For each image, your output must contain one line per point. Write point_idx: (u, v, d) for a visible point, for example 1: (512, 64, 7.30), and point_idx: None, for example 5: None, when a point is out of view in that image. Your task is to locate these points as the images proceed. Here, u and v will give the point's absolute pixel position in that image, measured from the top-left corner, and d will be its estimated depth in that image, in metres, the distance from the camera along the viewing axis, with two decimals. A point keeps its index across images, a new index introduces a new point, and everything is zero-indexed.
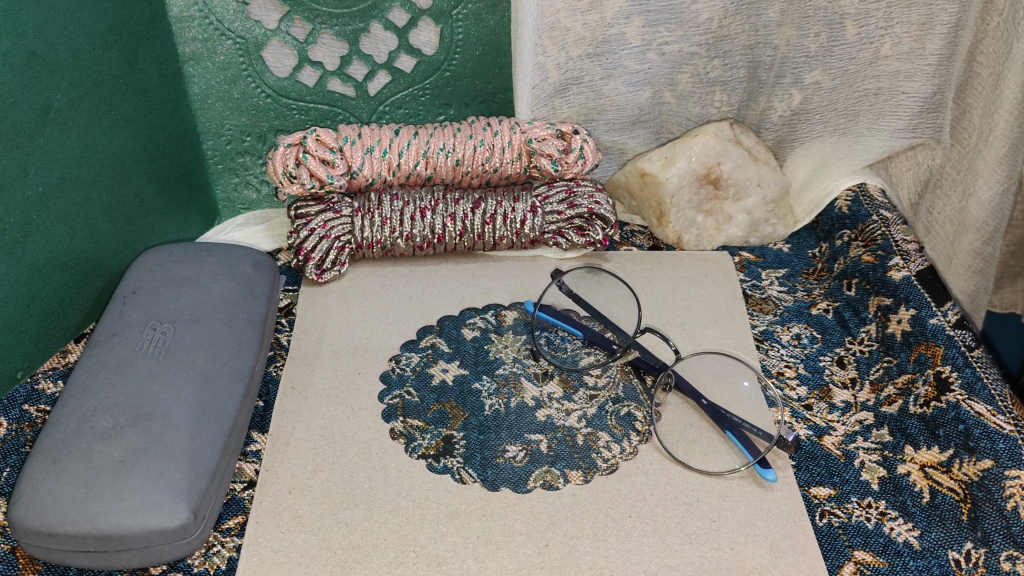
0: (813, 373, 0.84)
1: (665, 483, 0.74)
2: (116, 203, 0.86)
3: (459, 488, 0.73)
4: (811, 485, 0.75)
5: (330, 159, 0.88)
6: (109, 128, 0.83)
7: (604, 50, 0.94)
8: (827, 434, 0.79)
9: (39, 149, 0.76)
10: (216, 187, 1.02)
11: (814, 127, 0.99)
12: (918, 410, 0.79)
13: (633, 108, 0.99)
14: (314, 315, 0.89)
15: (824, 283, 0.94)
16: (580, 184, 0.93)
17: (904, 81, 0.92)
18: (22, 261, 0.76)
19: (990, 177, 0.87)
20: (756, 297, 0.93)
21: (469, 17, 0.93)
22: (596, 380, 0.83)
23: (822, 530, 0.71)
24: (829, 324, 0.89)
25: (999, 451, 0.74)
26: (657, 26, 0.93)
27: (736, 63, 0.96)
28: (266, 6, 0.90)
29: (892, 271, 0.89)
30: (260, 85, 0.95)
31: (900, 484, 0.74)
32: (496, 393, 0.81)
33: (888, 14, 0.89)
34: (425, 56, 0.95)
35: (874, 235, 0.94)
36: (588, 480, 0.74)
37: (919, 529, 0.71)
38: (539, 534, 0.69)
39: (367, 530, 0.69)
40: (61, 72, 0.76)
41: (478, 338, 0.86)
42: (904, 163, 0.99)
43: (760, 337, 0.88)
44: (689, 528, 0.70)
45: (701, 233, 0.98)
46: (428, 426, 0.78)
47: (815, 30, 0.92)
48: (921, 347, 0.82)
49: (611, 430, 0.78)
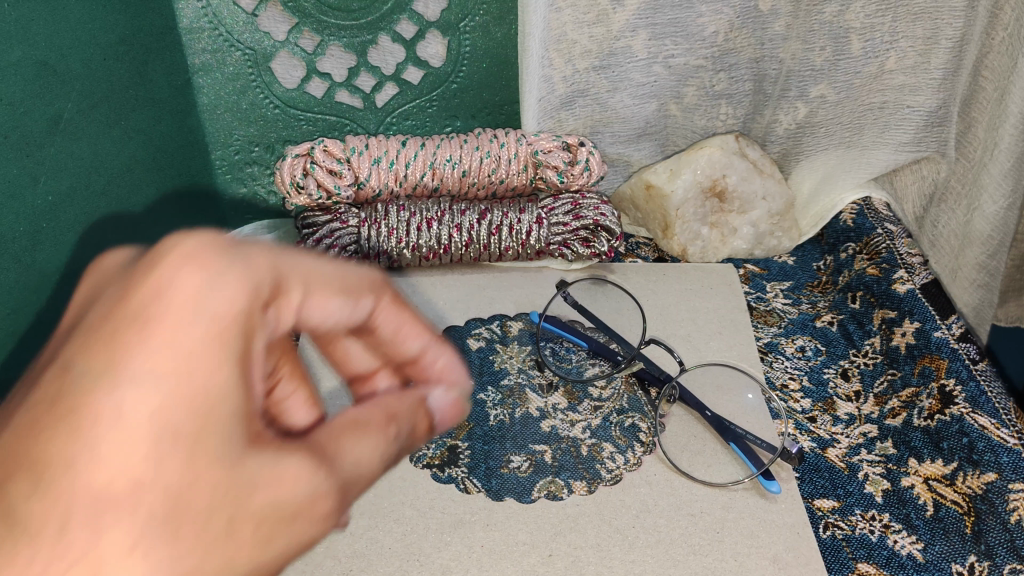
0: (817, 386, 0.85)
1: (670, 494, 0.74)
2: (126, 212, 0.87)
3: (463, 498, 0.73)
4: (814, 497, 0.75)
5: (338, 169, 0.90)
6: (119, 137, 0.84)
7: (610, 63, 0.95)
8: (830, 447, 0.79)
9: (50, 159, 0.75)
10: (224, 197, 1.04)
11: (820, 141, 1.00)
12: (922, 423, 0.79)
13: (639, 121, 1.00)
14: None
15: (829, 295, 0.95)
16: (585, 197, 0.93)
17: (910, 95, 0.93)
18: (33, 269, 0.76)
19: (995, 192, 0.88)
20: (761, 309, 0.93)
21: (476, 29, 0.93)
22: (601, 392, 0.83)
23: (826, 543, 0.71)
24: (833, 337, 0.90)
25: (1003, 464, 0.73)
26: (664, 39, 0.93)
27: (741, 76, 0.97)
28: (275, 18, 0.91)
29: (895, 283, 0.89)
30: (269, 96, 0.96)
31: (904, 496, 0.74)
32: (501, 404, 0.81)
33: (893, 28, 0.89)
34: (433, 68, 0.96)
35: (879, 248, 0.94)
36: (592, 491, 0.73)
37: (923, 542, 0.71)
38: (543, 544, 0.69)
39: (371, 539, 0.69)
40: (71, 82, 0.76)
41: (483, 348, 0.86)
42: (909, 177, 0.98)
43: (763, 350, 0.89)
44: (693, 540, 0.70)
45: (706, 245, 0.99)
46: (433, 436, 0.78)
47: (821, 44, 0.92)
48: (926, 360, 0.82)
49: (616, 441, 0.78)
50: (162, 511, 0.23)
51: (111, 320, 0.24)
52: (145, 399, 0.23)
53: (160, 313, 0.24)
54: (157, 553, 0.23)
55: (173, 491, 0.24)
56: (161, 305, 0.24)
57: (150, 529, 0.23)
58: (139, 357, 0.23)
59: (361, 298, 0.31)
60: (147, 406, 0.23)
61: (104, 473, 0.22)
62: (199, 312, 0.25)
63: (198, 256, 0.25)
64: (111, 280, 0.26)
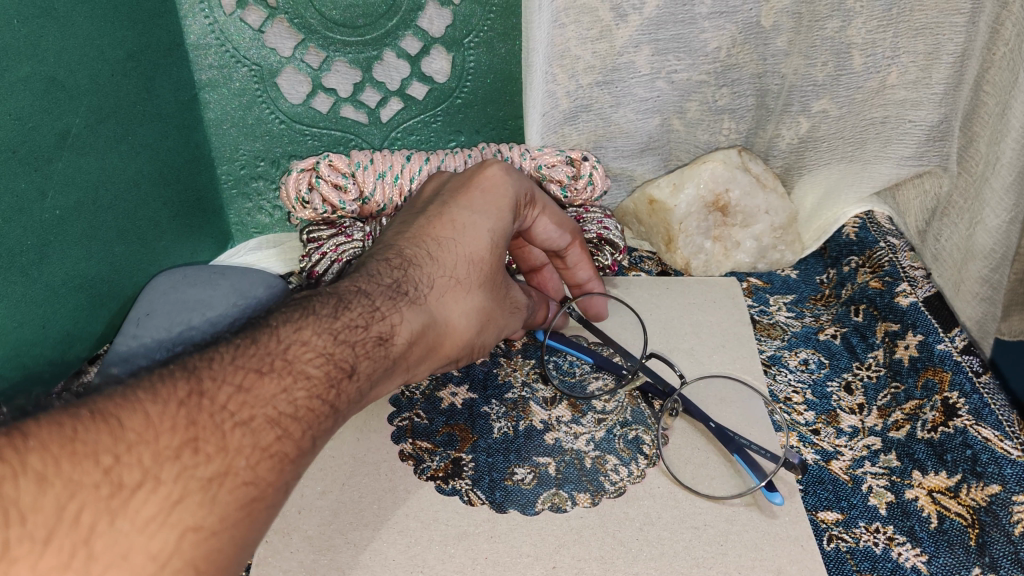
0: (820, 399, 0.85)
1: (673, 506, 0.74)
2: (131, 226, 0.87)
3: (467, 510, 0.73)
4: (818, 509, 0.75)
5: (342, 184, 0.91)
6: (126, 153, 0.84)
7: (613, 78, 0.95)
8: (834, 459, 0.79)
9: (58, 173, 0.75)
10: (229, 211, 1.05)
11: (822, 156, 1.00)
12: (926, 435, 0.79)
13: (642, 135, 1.01)
14: None
15: (831, 308, 0.95)
16: (590, 210, 0.95)
17: (911, 109, 0.93)
18: (39, 283, 0.76)
19: (998, 206, 0.87)
20: (763, 322, 0.94)
21: (481, 45, 0.94)
22: (604, 405, 0.83)
23: (830, 555, 0.71)
24: (836, 349, 0.90)
25: (1007, 476, 0.74)
26: (667, 54, 0.94)
27: (744, 91, 0.98)
28: (281, 35, 0.92)
29: (900, 296, 0.90)
30: (275, 111, 0.97)
31: (908, 509, 0.74)
32: (505, 416, 0.82)
33: (894, 43, 0.90)
34: (437, 84, 0.97)
35: (881, 261, 0.95)
36: (595, 504, 0.73)
37: (927, 554, 0.70)
38: (546, 556, 0.69)
39: (375, 550, 0.69)
40: (80, 97, 0.76)
41: (488, 362, 0.87)
42: (911, 191, 0.99)
43: (766, 362, 0.89)
44: (697, 552, 0.70)
45: (709, 259, 1.00)
46: (437, 449, 0.78)
47: (823, 59, 0.92)
48: (929, 372, 0.83)
49: (619, 453, 0.78)
50: (487, 272, 0.69)
51: (473, 190, 0.72)
52: (491, 228, 0.70)
53: (490, 189, 0.72)
54: (483, 286, 0.69)
55: (491, 261, 0.69)
56: (489, 185, 0.72)
57: (482, 277, 0.69)
58: (481, 209, 0.70)
59: (566, 234, 0.81)
60: (484, 224, 0.70)
61: (470, 249, 0.68)
62: (504, 194, 0.72)
63: (508, 170, 0.74)
64: (448, 177, 0.77)
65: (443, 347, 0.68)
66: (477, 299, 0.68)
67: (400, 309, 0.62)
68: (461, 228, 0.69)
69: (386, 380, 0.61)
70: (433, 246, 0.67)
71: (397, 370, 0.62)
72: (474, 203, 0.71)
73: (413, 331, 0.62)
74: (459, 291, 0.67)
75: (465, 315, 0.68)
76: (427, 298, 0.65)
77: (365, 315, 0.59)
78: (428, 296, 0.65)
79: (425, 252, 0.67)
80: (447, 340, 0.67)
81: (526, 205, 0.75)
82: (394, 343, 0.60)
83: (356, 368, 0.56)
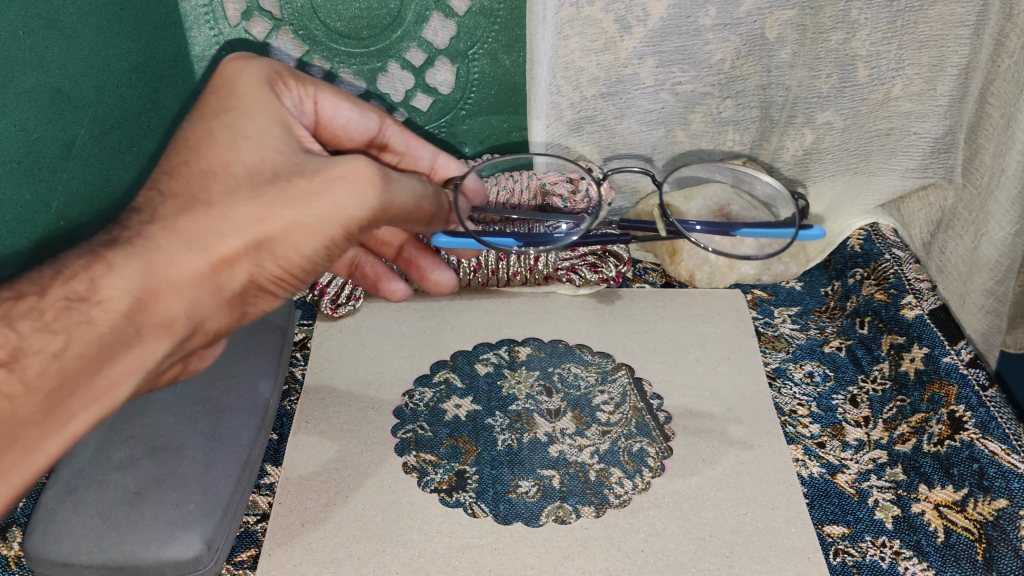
0: (825, 412, 0.85)
1: (678, 517, 0.73)
2: None
3: (471, 522, 0.72)
4: (824, 522, 0.75)
5: None
6: (129, 164, 0.84)
7: (618, 90, 0.96)
8: (839, 472, 0.79)
9: (62, 184, 0.75)
10: None
11: (827, 167, 1.00)
12: (932, 449, 0.79)
13: (646, 147, 1.01)
14: (308, 438, 0.80)
15: (836, 321, 0.95)
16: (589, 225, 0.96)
17: (915, 121, 0.93)
18: None
19: (1003, 219, 0.86)
20: (768, 334, 0.94)
21: (484, 56, 0.94)
22: (609, 416, 0.83)
23: (837, 569, 0.71)
24: (842, 362, 0.90)
25: (1014, 490, 0.73)
26: (670, 66, 0.94)
27: (748, 103, 0.98)
28: (287, 46, 0.93)
29: (905, 309, 0.89)
30: None
31: (914, 523, 0.74)
32: (509, 429, 0.81)
33: (899, 56, 0.90)
34: (441, 95, 0.97)
35: (886, 273, 0.94)
36: (599, 515, 0.73)
37: (933, 569, 0.71)
38: (551, 568, 0.69)
39: (380, 563, 0.69)
40: (84, 108, 0.76)
41: (491, 373, 0.87)
42: (915, 204, 0.99)
43: (772, 374, 0.89)
44: (701, 564, 0.69)
45: (713, 271, 0.99)
46: (441, 461, 0.78)
47: (826, 71, 0.92)
48: (934, 386, 0.82)
49: (623, 466, 0.78)
50: (244, 172, 0.57)
51: (206, 96, 0.63)
52: (235, 124, 0.60)
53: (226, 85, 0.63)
54: (245, 186, 0.57)
55: (244, 156, 0.58)
56: (224, 81, 0.63)
57: (234, 179, 0.57)
58: (213, 107, 0.61)
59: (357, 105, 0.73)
60: (223, 122, 0.60)
61: (209, 160, 0.58)
62: (240, 81, 0.63)
63: (242, 59, 0.65)
64: None
65: (214, 275, 0.56)
66: (239, 202, 0.56)
67: (103, 261, 0.53)
68: (195, 141, 0.59)
69: (114, 347, 0.52)
70: (167, 178, 0.58)
71: (124, 335, 0.52)
72: (207, 107, 0.61)
73: (126, 282, 0.52)
74: (200, 209, 0.56)
75: (231, 231, 0.56)
76: (151, 232, 0.55)
77: (44, 281, 0.52)
78: (153, 229, 0.55)
79: (156, 191, 0.57)
80: (214, 266, 0.56)
81: (283, 90, 0.66)
82: (92, 302, 0.51)
83: (20, 350, 0.49)
